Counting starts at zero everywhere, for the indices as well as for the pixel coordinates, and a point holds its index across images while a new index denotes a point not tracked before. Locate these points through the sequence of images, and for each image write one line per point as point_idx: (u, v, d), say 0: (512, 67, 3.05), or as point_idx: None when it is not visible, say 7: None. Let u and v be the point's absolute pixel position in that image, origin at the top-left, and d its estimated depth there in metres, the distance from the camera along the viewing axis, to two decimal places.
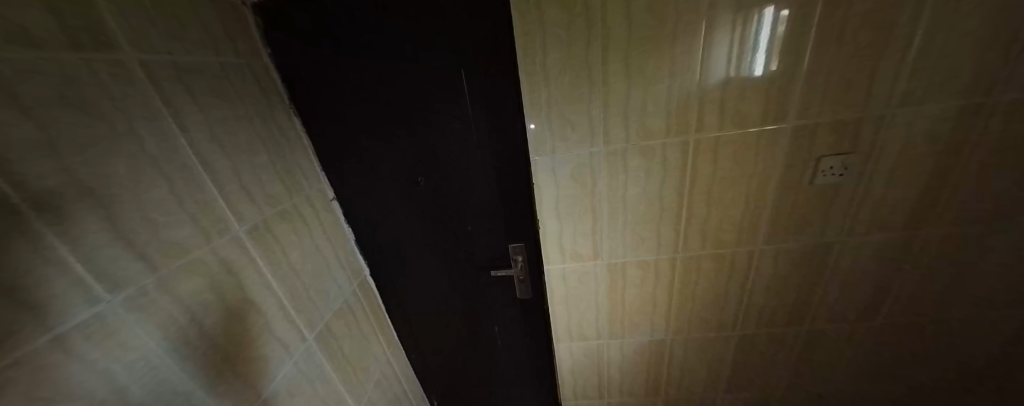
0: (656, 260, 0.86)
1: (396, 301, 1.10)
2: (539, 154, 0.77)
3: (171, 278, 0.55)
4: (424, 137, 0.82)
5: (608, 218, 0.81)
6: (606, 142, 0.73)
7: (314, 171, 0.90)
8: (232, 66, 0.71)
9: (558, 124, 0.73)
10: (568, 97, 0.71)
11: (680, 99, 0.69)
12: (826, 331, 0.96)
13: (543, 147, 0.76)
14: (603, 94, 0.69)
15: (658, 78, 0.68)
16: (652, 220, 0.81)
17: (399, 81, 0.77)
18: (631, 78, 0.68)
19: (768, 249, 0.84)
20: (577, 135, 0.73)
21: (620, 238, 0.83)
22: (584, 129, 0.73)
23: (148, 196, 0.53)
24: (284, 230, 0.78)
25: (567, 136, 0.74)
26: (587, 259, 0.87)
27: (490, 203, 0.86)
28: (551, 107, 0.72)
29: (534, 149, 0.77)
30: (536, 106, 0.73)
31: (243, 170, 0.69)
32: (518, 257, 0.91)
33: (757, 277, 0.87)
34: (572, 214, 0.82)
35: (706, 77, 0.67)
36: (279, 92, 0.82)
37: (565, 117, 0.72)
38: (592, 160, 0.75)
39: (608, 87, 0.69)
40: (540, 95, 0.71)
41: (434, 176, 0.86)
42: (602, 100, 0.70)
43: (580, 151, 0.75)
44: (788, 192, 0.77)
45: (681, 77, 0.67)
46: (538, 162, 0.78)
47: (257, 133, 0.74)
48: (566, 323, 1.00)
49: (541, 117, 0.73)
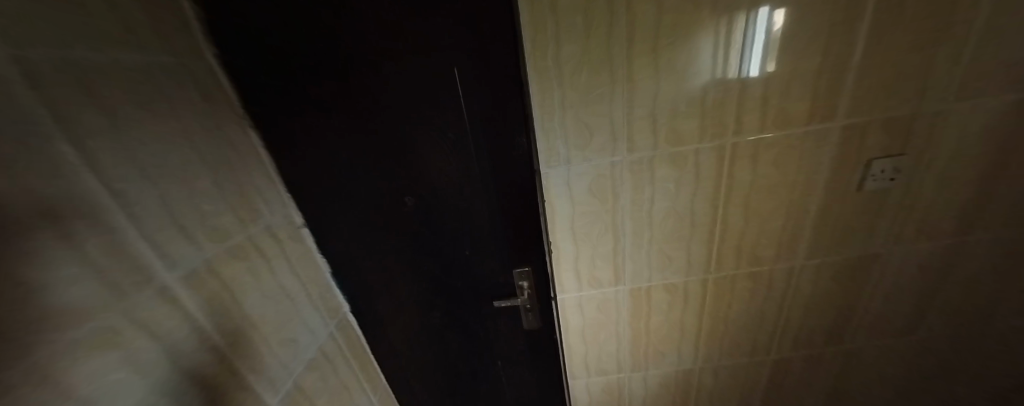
0: (685, 283, 0.75)
1: (382, 340, 0.94)
2: (549, 166, 0.65)
3: (67, 355, 0.39)
4: (412, 151, 0.68)
5: (631, 238, 0.69)
6: (629, 149, 0.62)
7: (278, 194, 0.75)
8: (160, 68, 0.56)
9: (573, 130, 0.61)
10: (583, 100, 0.59)
11: (717, 97, 0.58)
12: (864, 350, 0.88)
13: (556, 158, 0.64)
14: (627, 94, 0.58)
15: (685, 75, 0.57)
16: (682, 239, 0.70)
17: (378, 85, 0.64)
18: (651, 76, 0.57)
19: (809, 264, 0.74)
20: (597, 141, 0.62)
21: (645, 260, 0.72)
22: (606, 134, 0.61)
23: (31, 243, 0.37)
24: (236, 271, 0.62)
25: (582, 144, 0.62)
26: (607, 285, 0.75)
27: (492, 226, 0.73)
28: (565, 111, 0.60)
29: (544, 160, 0.65)
30: (546, 111, 0.61)
31: (173, 201, 0.54)
32: (524, 283, 0.77)
33: (795, 296, 0.78)
34: (590, 235, 0.70)
35: (725, 75, 0.57)
36: (229, 101, 0.67)
37: (582, 121, 0.61)
38: (614, 170, 0.63)
39: (630, 85, 0.58)
40: (551, 95, 0.60)
41: (426, 197, 0.73)
42: (625, 101, 0.59)
43: (600, 161, 0.63)
44: (832, 200, 0.68)
45: (699, 75, 0.57)
46: (551, 175, 0.66)
47: (195, 150, 0.59)
48: (583, 356, 0.87)
49: (554, 122, 0.62)
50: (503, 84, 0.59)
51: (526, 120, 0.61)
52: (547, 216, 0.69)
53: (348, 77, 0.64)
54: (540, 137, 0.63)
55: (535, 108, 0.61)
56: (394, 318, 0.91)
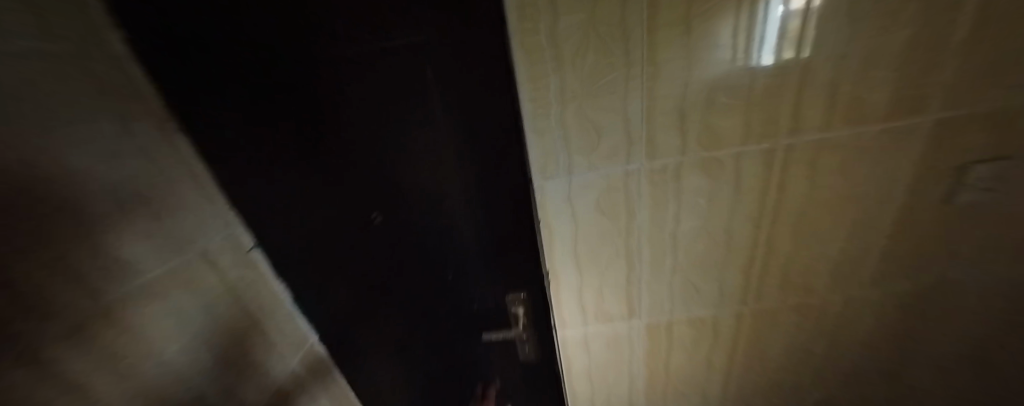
0: (714, 318, 0.60)
1: (358, 372, 0.82)
2: (544, 177, 0.50)
3: None
4: (375, 160, 0.55)
5: (649, 264, 0.55)
6: (648, 156, 0.47)
7: (219, 212, 0.62)
8: (53, 58, 0.42)
9: (574, 131, 0.46)
10: (588, 90, 0.44)
11: (770, 84, 0.43)
12: (930, 392, 0.72)
13: (552, 169, 0.49)
14: (647, 82, 0.43)
15: (715, 57, 0.41)
16: (713, 266, 0.55)
17: (327, 79, 0.49)
18: (679, 57, 0.41)
19: (870, 293, 0.60)
20: (607, 145, 0.47)
21: (666, 291, 0.58)
22: (619, 136, 0.46)
23: None
24: (159, 318, 0.49)
25: (587, 148, 0.47)
26: (618, 320, 0.61)
27: (477, 252, 0.59)
28: (564, 106, 0.45)
29: (539, 170, 0.49)
30: (538, 107, 0.45)
31: (75, 237, 0.40)
32: (518, 310, 0.61)
33: (849, 331, 0.64)
34: (597, 261, 0.55)
35: (751, 62, 0.41)
36: (146, 100, 0.53)
37: (588, 118, 0.45)
38: (629, 182, 0.49)
39: (651, 70, 0.42)
40: (543, 85, 0.44)
41: (397, 215, 0.60)
42: (641, 93, 0.44)
43: (611, 170, 0.48)
44: (907, 216, 0.53)
45: (724, 60, 0.41)
46: (547, 189, 0.51)
47: (101, 164, 0.45)
48: (589, 397, 0.74)
49: (549, 120, 0.46)
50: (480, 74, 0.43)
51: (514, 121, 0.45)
52: (543, 241, 0.54)
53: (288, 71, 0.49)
54: (530, 141, 0.47)
55: (522, 102, 0.45)
56: (367, 350, 0.78)
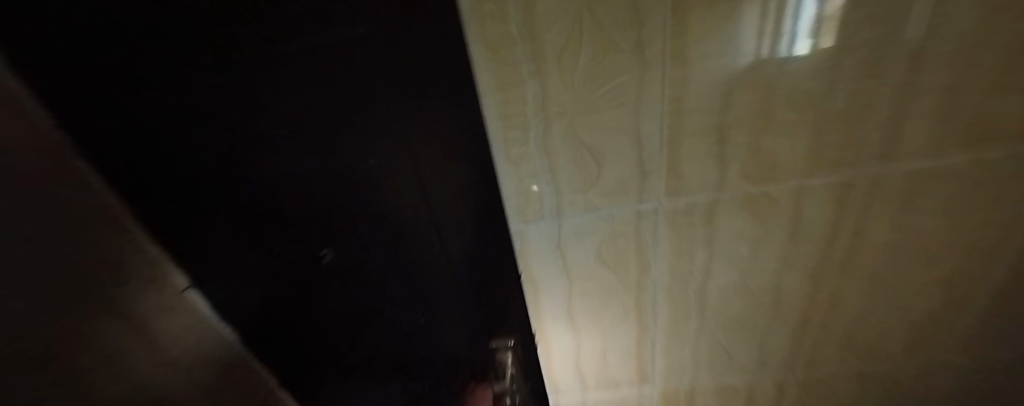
0: (749, 386, 0.48)
1: None
2: (525, 221, 0.35)
3: None
4: (315, 195, 0.43)
5: (666, 326, 0.42)
6: (670, 194, 0.33)
7: None
8: None
9: (564, 161, 0.32)
10: (583, 104, 0.29)
11: (863, 91, 0.28)
12: None
13: (534, 210, 0.35)
14: (669, 91, 0.28)
15: (742, 46, 0.26)
16: (752, 325, 0.42)
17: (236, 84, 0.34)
18: (715, 52, 0.26)
19: (959, 360, 0.46)
20: (612, 179, 0.33)
21: (688, 357, 0.45)
22: (629, 165, 0.32)
23: None
24: None
25: (584, 182, 0.33)
26: (626, 387, 0.48)
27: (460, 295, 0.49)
28: (548, 126, 0.30)
29: (517, 211, 0.35)
30: (510, 127, 0.30)
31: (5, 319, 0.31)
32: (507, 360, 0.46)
33: (925, 402, 0.50)
34: (598, 323, 0.42)
35: (776, 51, 0.26)
36: None
37: (584, 142, 0.31)
38: (641, 227, 0.35)
39: (676, 73, 0.27)
40: (516, 97, 0.29)
41: (352, 257, 0.48)
42: (659, 107, 0.29)
43: (617, 212, 0.34)
44: None
45: (747, 50, 0.26)
46: (529, 237, 0.36)
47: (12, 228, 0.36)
48: None
49: (527, 146, 0.31)
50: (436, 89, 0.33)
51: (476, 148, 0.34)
52: (527, 298, 0.41)
53: (204, 96, 0.35)
54: (501, 173, 0.33)
55: (487, 121, 0.30)
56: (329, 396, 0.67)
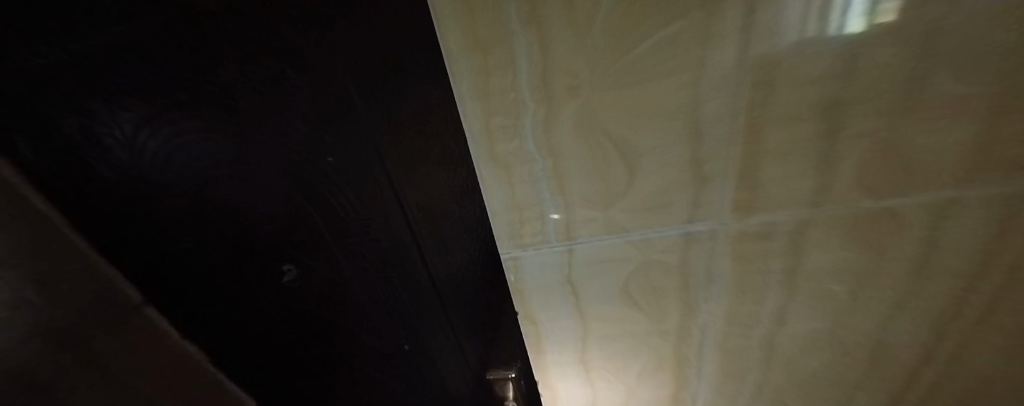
0: None
1: None
2: (522, 247, 0.25)
3: None
4: (419, 188, 0.24)
5: (714, 382, 0.31)
6: (739, 211, 0.22)
7: None
8: None
9: (578, 162, 0.21)
10: (607, 75, 0.18)
11: None
12: None
13: (533, 233, 0.24)
14: (736, 58, 0.17)
15: (785, 13, 0.16)
16: (835, 386, 0.31)
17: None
18: (771, 11, 0.16)
19: None
20: (650, 189, 0.22)
21: None
22: (678, 167, 0.21)
23: None
24: None
25: (607, 193, 0.22)
26: None
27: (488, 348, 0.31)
28: (551, 109, 0.19)
29: (510, 232, 0.25)
30: (492, 112, 0.20)
31: None
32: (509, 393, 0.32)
33: None
34: (623, 377, 0.32)
35: (825, 26, 0.17)
36: None
37: (607, 132, 0.20)
38: (691, 257, 0.24)
39: (742, 29, 0.17)
40: (499, 65, 0.18)
41: (335, 293, 0.28)
42: (724, 81, 0.18)
43: (656, 235, 0.23)
44: None
45: (788, 19, 0.16)
46: (528, 266, 0.26)
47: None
48: None
49: (521, 142, 0.21)
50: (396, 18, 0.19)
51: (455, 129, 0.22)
52: (528, 344, 0.30)
53: None
54: (484, 181, 0.22)
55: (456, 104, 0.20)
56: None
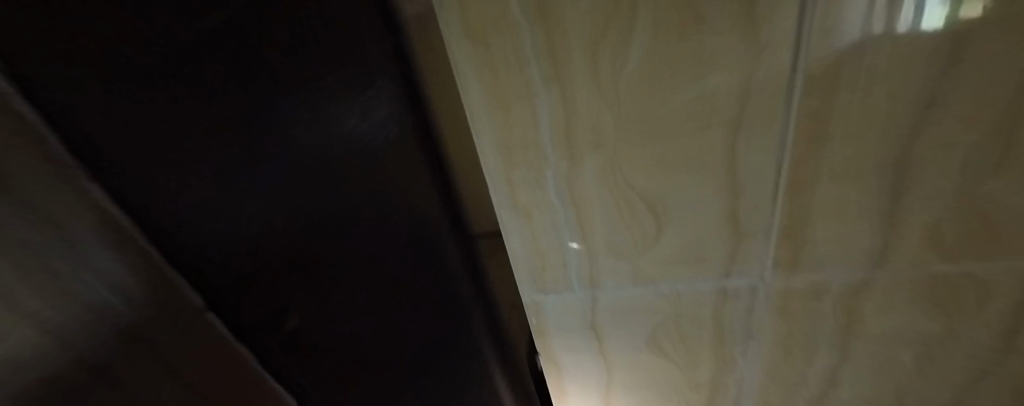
0: None
1: None
2: (544, 292, 0.25)
3: None
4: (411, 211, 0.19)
5: None
6: (784, 266, 0.20)
7: None
8: None
9: (601, 214, 0.20)
10: (634, 130, 0.18)
11: None
12: None
13: (552, 282, 0.24)
14: (777, 108, 0.16)
15: (830, 25, 0.14)
16: None
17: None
18: (822, 27, 0.14)
19: None
20: (681, 240, 0.20)
21: None
22: (713, 219, 0.19)
23: None
24: None
25: (630, 245, 0.21)
26: None
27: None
28: (575, 161, 0.19)
29: (531, 278, 0.24)
30: (512, 163, 0.20)
31: None
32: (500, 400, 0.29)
33: None
34: None
35: (891, 26, 0.14)
36: None
37: (636, 182, 0.19)
38: (727, 310, 0.22)
39: (785, 77, 0.15)
40: (521, 120, 0.18)
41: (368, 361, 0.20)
42: (765, 134, 0.17)
43: (689, 286, 0.22)
44: None
45: (838, 27, 0.14)
46: (548, 308, 0.25)
47: None
48: None
49: (543, 192, 0.20)
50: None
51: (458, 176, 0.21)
52: (549, 385, 0.30)
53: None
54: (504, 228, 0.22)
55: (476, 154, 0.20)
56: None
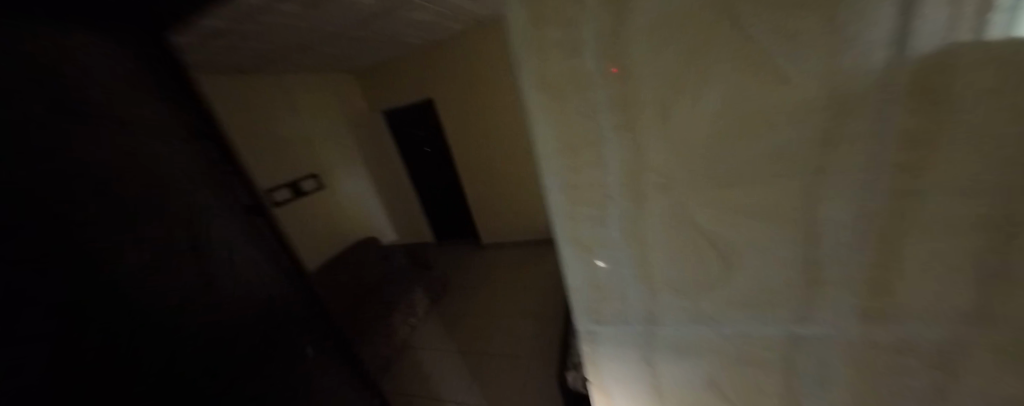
0: None
1: None
2: (601, 324, 0.38)
3: None
4: None
5: None
6: (794, 319, 0.30)
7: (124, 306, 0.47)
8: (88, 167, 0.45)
9: (657, 212, 0.30)
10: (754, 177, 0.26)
11: None
12: None
13: (604, 318, 0.37)
14: (873, 161, 0.23)
15: (925, 37, 0.20)
16: None
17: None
18: (915, 44, 0.20)
19: None
20: (715, 293, 0.32)
21: None
22: (737, 283, 0.30)
23: None
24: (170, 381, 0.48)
25: (648, 250, 0.32)
26: None
27: (224, 370, 0.54)
28: (642, 220, 0.31)
29: (593, 314, 0.38)
30: (584, 184, 0.32)
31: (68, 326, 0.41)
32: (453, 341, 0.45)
33: None
34: None
35: (989, 31, 0.20)
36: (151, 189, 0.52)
37: (692, 246, 0.30)
38: (766, 347, 0.32)
39: (878, 132, 0.22)
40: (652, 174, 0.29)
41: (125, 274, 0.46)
42: (857, 199, 0.25)
43: (718, 328, 0.33)
44: None
45: (931, 37, 0.20)
46: (602, 338, 0.39)
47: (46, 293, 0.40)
48: None
49: (593, 212, 0.33)
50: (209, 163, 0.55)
51: (555, 211, 0.35)
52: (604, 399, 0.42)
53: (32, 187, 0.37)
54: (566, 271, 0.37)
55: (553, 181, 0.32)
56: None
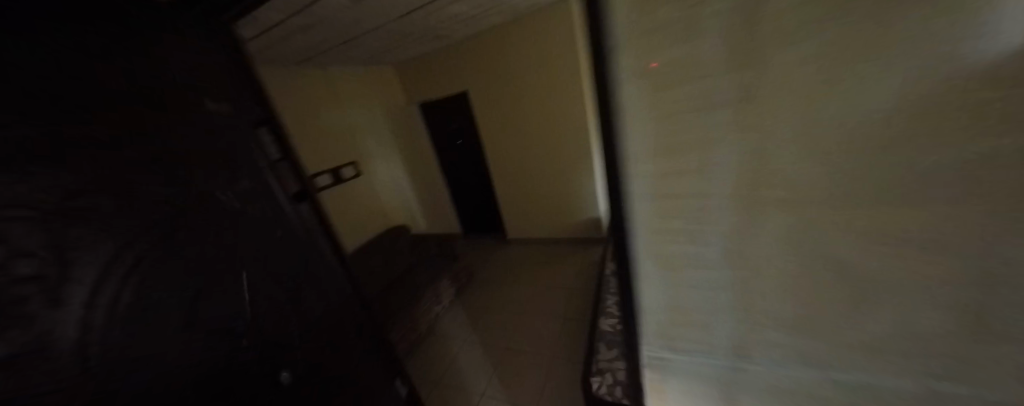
0: None
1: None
2: (674, 352, 0.60)
3: None
4: None
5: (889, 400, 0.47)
6: (845, 322, 0.45)
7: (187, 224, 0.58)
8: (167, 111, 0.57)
9: (757, 219, 0.44)
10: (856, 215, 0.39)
11: None
12: None
13: (678, 340, 0.58)
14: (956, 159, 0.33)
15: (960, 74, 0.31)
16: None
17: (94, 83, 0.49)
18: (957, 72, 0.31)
19: None
20: (770, 304, 0.49)
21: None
22: (778, 301, 0.48)
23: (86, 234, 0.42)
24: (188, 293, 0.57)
25: (727, 235, 0.46)
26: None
27: (259, 326, 0.67)
28: (716, 273, 0.50)
29: (664, 337, 0.59)
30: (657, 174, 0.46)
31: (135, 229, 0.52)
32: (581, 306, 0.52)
33: None
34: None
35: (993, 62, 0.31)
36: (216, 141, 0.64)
37: (764, 260, 0.46)
38: (819, 347, 0.48)
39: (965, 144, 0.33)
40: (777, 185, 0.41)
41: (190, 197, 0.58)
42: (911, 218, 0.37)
43: (774, 337, 0.51)
44: None
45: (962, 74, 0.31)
46: (671, 363, 0.61)
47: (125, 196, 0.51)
48: None
49: (679, 196, 0.46)
50: (270, 148, 0.75)
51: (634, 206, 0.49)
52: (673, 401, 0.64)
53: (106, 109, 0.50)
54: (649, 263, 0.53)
55: (646, 172, 0.46)
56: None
